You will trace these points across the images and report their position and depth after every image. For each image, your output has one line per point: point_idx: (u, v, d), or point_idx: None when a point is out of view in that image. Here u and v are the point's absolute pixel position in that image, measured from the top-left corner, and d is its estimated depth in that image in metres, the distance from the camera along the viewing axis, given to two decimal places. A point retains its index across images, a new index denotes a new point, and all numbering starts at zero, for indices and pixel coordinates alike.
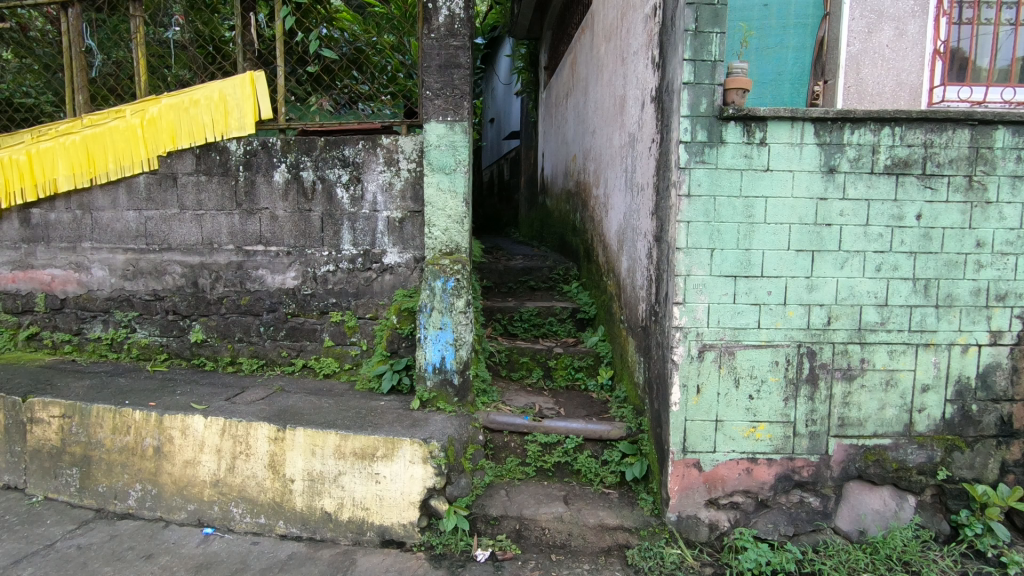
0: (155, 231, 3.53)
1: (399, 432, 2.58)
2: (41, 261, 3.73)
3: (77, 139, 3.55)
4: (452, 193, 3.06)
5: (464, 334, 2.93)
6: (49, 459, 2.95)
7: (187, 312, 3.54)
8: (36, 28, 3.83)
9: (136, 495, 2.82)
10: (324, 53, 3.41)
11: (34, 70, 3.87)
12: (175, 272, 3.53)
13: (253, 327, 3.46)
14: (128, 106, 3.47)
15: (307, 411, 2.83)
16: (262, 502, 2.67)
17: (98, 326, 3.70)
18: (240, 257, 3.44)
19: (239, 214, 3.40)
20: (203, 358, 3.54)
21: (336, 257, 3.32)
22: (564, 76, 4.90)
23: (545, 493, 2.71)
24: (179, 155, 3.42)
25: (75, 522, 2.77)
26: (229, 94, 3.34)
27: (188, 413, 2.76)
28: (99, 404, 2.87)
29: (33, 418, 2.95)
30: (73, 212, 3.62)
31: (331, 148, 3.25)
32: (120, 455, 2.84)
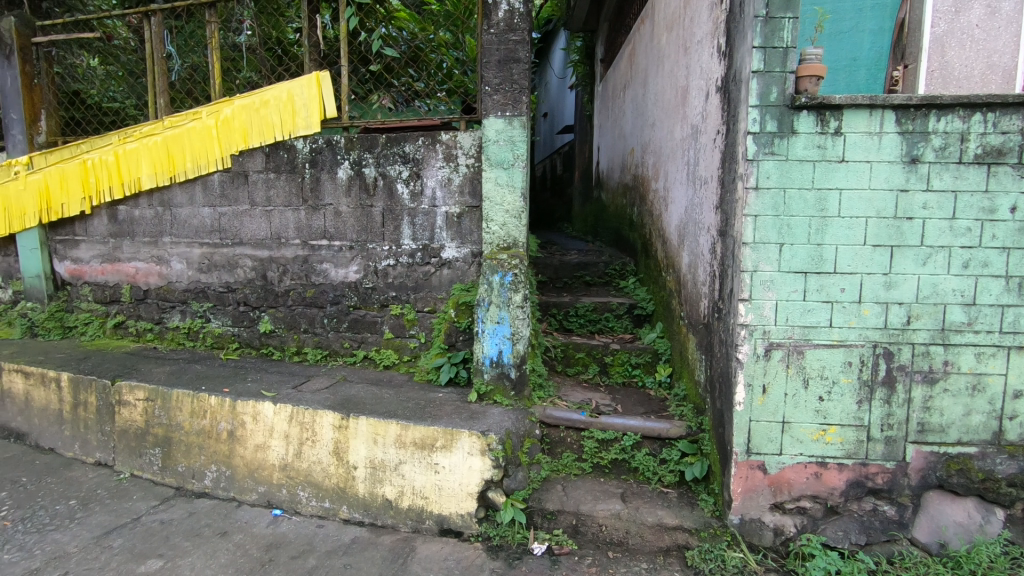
0: (228, 227, 3.72)
1: (458, 424, 2.61)
2: (127, 255, 4.00)
3: (159, 140, 3.77)
4: (510, 187, 3.08)
5: (521, 328, 2.94)
6: (135, 438, 3.17)
7: (256, 304, 3.72)
8: (121, 37, 4.11)
9: (212, 476, 2.99)
10: (386, 52, 3.49)
11: (118, 76, 4.16)
12: (246, 265, 3.70)
13: (318, 318, 3.60)
14: (204, 108, 3.65)
15: (369, 400, 2.92)
16: (327, 487, 2.78)
17: (177, 316, 3.94)
18: (306, 252, 3.57)
19: (305, 209, 3.53)
20: (271, 348, 3.71)
21: (396, 252, 3.41)
22: (621, 68, 4.82)
23: (602, 490, 2.69)
24: (250, 154, 3.58)
25: (158, 498, 2.97)
26: (297, 94, 3.46)
27: (258, 400, 2.90)
28: (178, 389, 3.05)
29: (120, 400, 3.18)
30: (155, 208, 3.87)
31: (392, 145, 3.33)
32: (197, 438, 3.02)
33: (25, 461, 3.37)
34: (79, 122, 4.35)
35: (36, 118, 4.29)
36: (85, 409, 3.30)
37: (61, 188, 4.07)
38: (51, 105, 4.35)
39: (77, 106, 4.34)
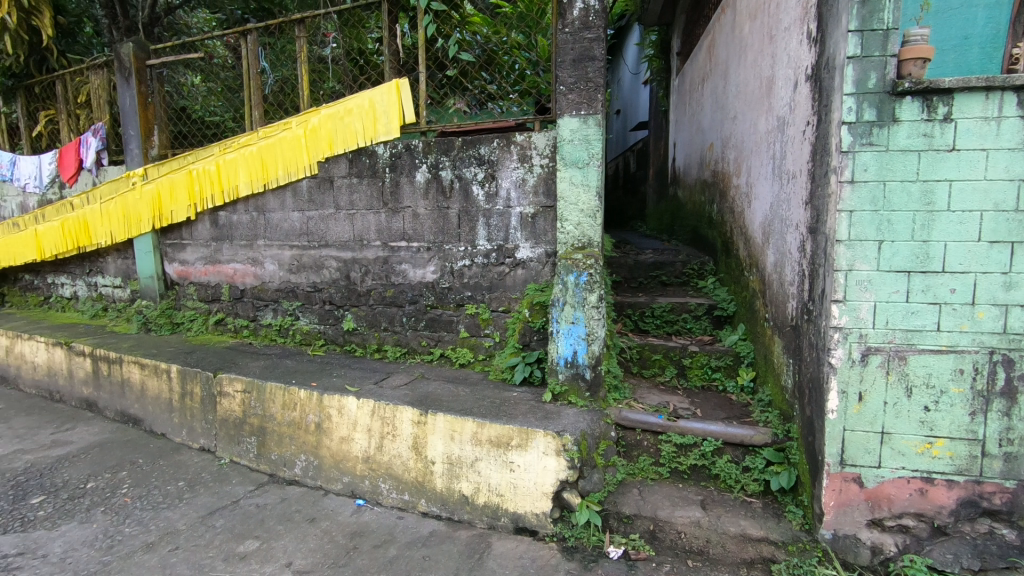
0: (315, 230, 3.94)
1: (533, 423, 2.62)
2: (227, 257, 4.32)
3: (253, 150, 4.03)
4: (586, 187, 3.05)
5: (597, 329, 2.91)
6: (234, 427, 3.42)
7: (341, 303, 3.91)
8: (220, 55, 4.44)
9: (302, 465, 3.17)
10: (462, 56, 3.56)
11: (218, 92, 4.51)
12: (331, 266, 3.90)
13: (397, 317, 3.73)
14: (294, 118, 3.88)
15: (446, 398, 2.99)
16: (406, 480, 2.87)
17: (269, 314, 4.21)
18: (386, 253, 3.71)
19: (385, 212, 3.67)
20: (354, 345, 3.89)
21: (471, 252, 3.47)
22: (699, 60, 4.66)
23: (680, 496, 2.61)
24: (335, 160, 3.77)
25: (254, 483, 3.19)
26: (378, 101, 3.59)
27: (343, 394, 3.04)
28: (272, 382, 3.26)
29: (221, 391, 3.44)
30: (251, 214, 4.16)
31: (467, 147, 3.39)
32: (288, 428, 3.21)
33: (142, 444, 3.72)
34: (185, 136, 4.75)
35: (150, 133, 4.72)
36: (191, 398, 3.60)
37: (170, 197, 4.45)
38: (162, 121, 4.77)
39: (184, 121, 4.74)
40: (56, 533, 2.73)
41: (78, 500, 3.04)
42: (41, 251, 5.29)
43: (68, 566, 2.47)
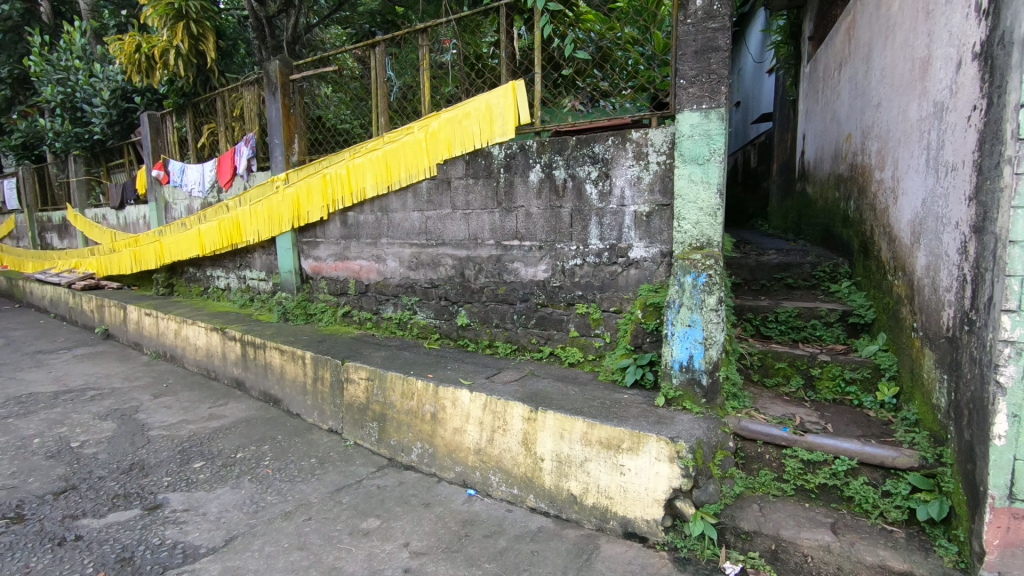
0: (433, 229, 4.13)
1: (646, 427, 2.56)
2: (354, 254, 4.67)
3: (379, 154, 4.30)
4: (706, 184, 2.92)
5: (716, 333, 2.78)
6: (359, 412, 3.68)
7: (455, 299, 4.07)
8: (351, 67, 4.78)
9: (418, 452, 3.35)
10: (578, 54, 3.55)
11: (349, 101, 4.88)
12: (448, 264, 4.08)
13: (508, 314, 3.81)
14: (416, 123, 4.09)
15: (556, 396, 3.01)
16: (516, 474, 2.93)
17: (390, 308, 4.49)
18: (499, 252, 3.81)
19: (499, 212, 3.76)
20: (467, 340, 4.03)
21: (583, 251, 3.45)
22: (836, 44, 4.27)
23: (807, 517, 2.42)
24: (453, 162, 3.93)
25: (375, 466, 3.42)
26: (495, 104, 3.69)
27: (457, 387, 3.16)
28: (392, 371, 3.48)
29: (348, 378, 3.72)
30: (375, 214, 4.46)
31: (581, 146, 3.38)
32: (406, 416, 3.40)
33: (280, 422, 4.12)
34: (320, 142, 5.18)
35: (291, 141, 5.22)
36: (322, 383, 3.93)
37: (307, 199, 4.89)
38: (301, 130, 5.24)
39: (319, 129, 5.18)
40: (213, 496, 3.10)
41: (229, 467, 3.44)
42: (202, 248, 6.03)
43: (222, 525, 2.80)
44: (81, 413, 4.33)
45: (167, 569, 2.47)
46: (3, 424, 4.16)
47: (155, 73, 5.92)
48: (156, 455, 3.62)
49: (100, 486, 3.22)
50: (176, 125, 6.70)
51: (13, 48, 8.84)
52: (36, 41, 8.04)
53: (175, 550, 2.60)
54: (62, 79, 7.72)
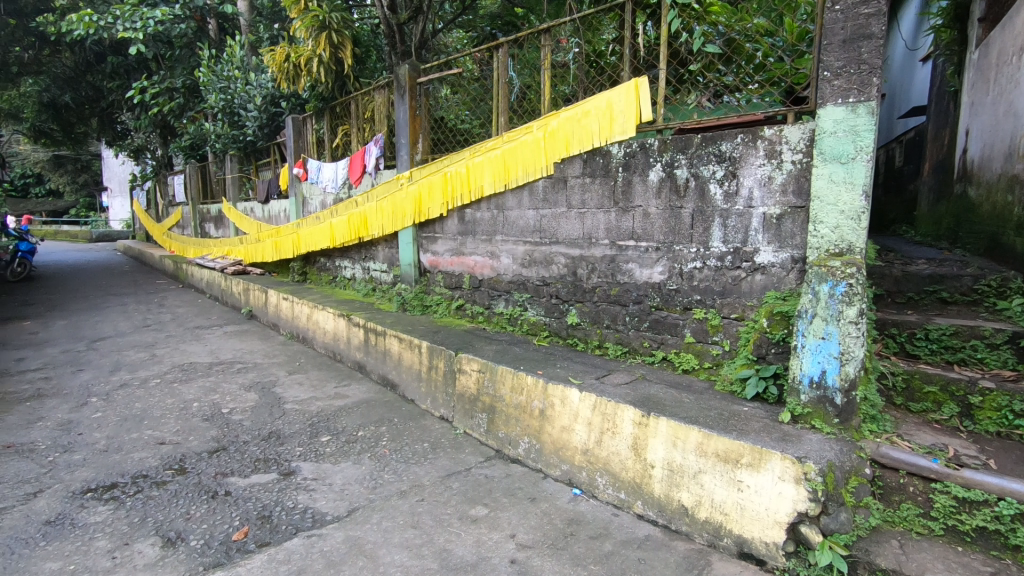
0: (547, 227, 4.17)
1: (769, 444, 2.40)
2: (469, 250, 4.85)
3: (498, 153, 4.40)
4: (849, 185, 2.67)
5: (855, 348, 2.54)
6: (469, 402, 3.81)
7: (566, 297, 4.07)
8: (473, 69, 4.94)
9: (525, 446, 3.40)
10: (707, 48, 3.38)
11: (470, 102, 5.05)
12: (560, 262, 4.10)
13: (620, 316, 3.75)
14: (535, 122, 4.12)
15: (669, 402, 2.91)
16: (624, 479, 2.87)
17: (502, 303, 4.60)
18: (614, 252, 3.75)
19: (616, 211, 3.71)
20: (576, 339, 4.01)
21: (704, 254, 3.30)
22: (1017, 24, 3.72)
23: (959, 562, 2.14)
24: (570, 160, 3.94)
25: (483, 455, 3.52)
26: (616, 102, 3.60)
27: (567, 386, 3.16)
28: (503, 366, 3.55)
29: (461, 368, 3.86)
30: (492, 211, 4.58)
31: (707, 144, 3.23)
32: (515, 410, 3.46)
33: (396, 405, 4.38)
34: (441, 142, 5.41)
35: (416, 141, 5.51)
36: (436, 371, 4.12)
37: (428, 196, 5.13)
38: (426, 130, 5.51)
39: (441, 130, 5.41)
40: (338, 468, 3.37)
41: (352, 443, 3.71)
42: (332, 240, 6.54)
43: (346, 496, 3.03)
44: (230, 383, 4.89)
45: (299, 531, 2.71)
46: (170, 388, 4.81)
47: (301, 80, 6.54)
48: (290, 426, 4.00)
49: (244, 450, 3.61)
50: (317, 127, 7.34)
51: (186, 61, 10.10)
52: (205, 55, 9.16)
53: (305, 515, 2.86)
54: (223, 87, 8.66)
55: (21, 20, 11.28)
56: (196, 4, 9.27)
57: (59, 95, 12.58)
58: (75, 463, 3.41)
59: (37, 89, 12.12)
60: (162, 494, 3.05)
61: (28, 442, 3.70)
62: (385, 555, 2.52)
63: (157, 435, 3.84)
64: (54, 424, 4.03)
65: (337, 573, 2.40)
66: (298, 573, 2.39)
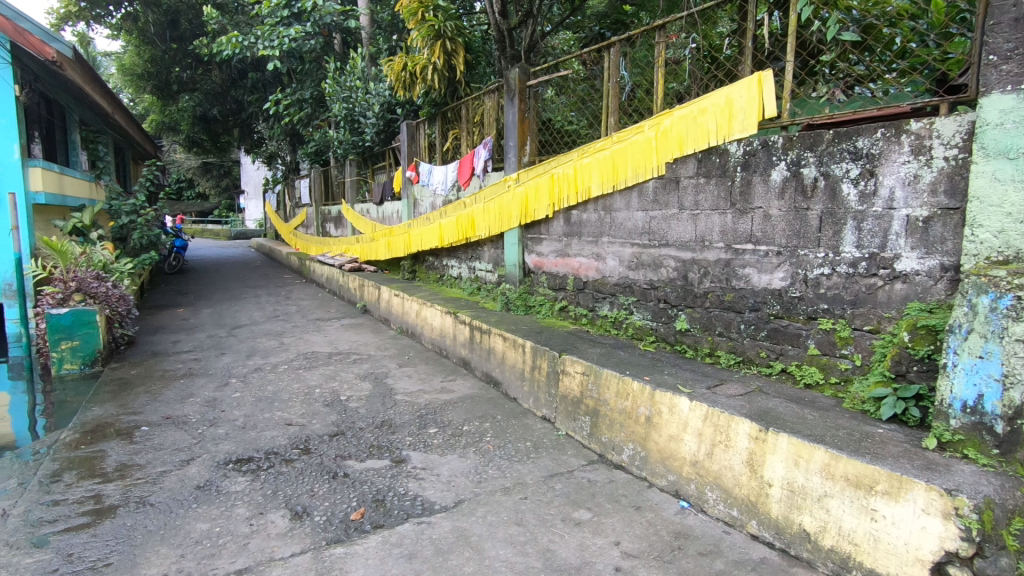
0: (657, 229, 4.06)
1: (911, 472, 2.16)
2: (575, 251, 4.85)
3: (607, 153, 4.35)
4: (1018, 183, 2.32)
5: (1021, 370, 2.19)
6: (572, 404, 3.80)
7: (675, 302, 3.94)
8: (583, 70, 4.93)
9: (629, 453, 3.33)
10: (844, 37, 3.10)
11: (579, 103, 5.04)
12: (670, 265, 3.97)
13: (734, 323, 3.56)
14: (647, 122, 4.02)
15: (790, 418, 2.71)
16: (737, 496, 2.72)
17: (607, 306, 4.55)
18: (729, 256, 3.57)
19: (732, 213, 3.53)
20: (685, 345, 3.86)
21: (833, 260, 3.05)
22: None
23: None
24: (683, 161, 3.80)
25: (586, 459, 3.50)
26: (736, 98, 3.42)
27: (676, 394, 3.04)
28: (608, 369, 3.49)
29: (564, 370, 3.85)
30: (599, 213, 4.55)
31: (840, 140, 2.98)
32: (619, 415, 3.39)
33: (499, 402, 4.47)
34: (549, 144, 5.44)
35: (524, 143, 5.56)
36: (539, 371, 4.14)
37: (535, 197, 5.17)
38: (534, 132, 5.55)
39: (548, 131, 5.45)
40: (445, 460, 3.50)
41: (458, 437, 3.84)
42: (441, 240, 6.79)
43: (453, 488, 3.14)
44: (347, 372, 5.26)
45: (410, 516, 2.85)
46: (296, 373, 5.26)
47: (416, 87, 6.87)
48: (401, 416, 4.22)
49: (360, 436, 3.86)
50: (428, 132, 7.72)
51: (315, 74, 10.98)
52: (331, 68, 9.91)
53: (415, 502, 2.99)
54: (346, 97, 9.34)
55: (180, 44, 13.16)
56: (325, 21, 9.90)
57: (209, 108, 14.17)
58: (219, 437, 3.83)
59: (192, 104, 13.83)
60: (290, 471, 3.34)
61: (182, 415, 4.21)
62: (491, 548, 2.58)
63: (286, 416, 4.21)
64: (202, 400, 4.56)
65: (446, 561, 2.48)
66: (409, 557, 2.51)
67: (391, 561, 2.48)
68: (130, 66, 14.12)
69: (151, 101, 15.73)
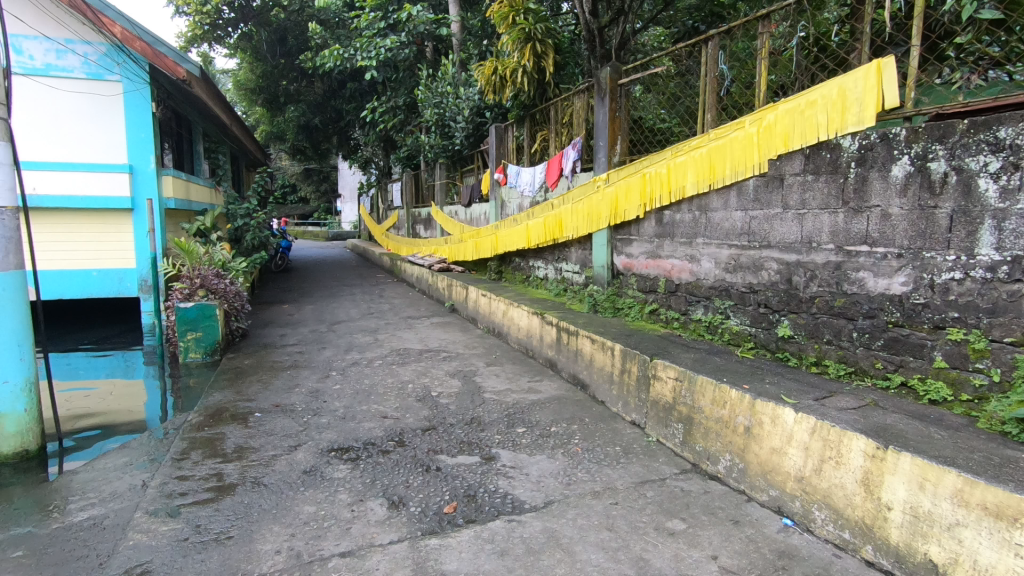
0: (757, 230, 3.86)
1: None
2: (667, 253, 4.73)
3: (704, 151, 4.19)
4: None
5: None
6: (664, 410, 3.69)
7: (778, 307, 3.72)
8: (679, 65, 4.79)
9: (726, 464, 3.18)
10: (983, 15, 2.82)
11: (673, 99, 4.89)
12: (772, 268, 3.76)
13: (845, 331, 3.30)
14: (748, 117, 3.83)
15: (913, 436, 2.47)
16: (850, 517, 2.52)
17: (701, 310, 4.39)
18: (840, 258, 3.32)
19: (845, 212, 3.28)
20: (788, 353, 3.64)
21: (966, 263, 2.75)
22: None
23: None
24: (789, 157, 3.59)
25: (678, 467, 3.39)
26: (850, 88, 3.16)
27: (780, 404, 2.86)
28: (704, 376, 3.36)
29: (656, 375, 3.75)
30: (693, 213, 4.40)
31: (978, 129, 2.67)
32: (716, 424, 3.25)
33: (587, 405, 4.43)
34: (641, 143, 5.32)
35: (614, 143, 5.46)
36: (629, 375, 4.06)
37: (626, 197, 5.07)
38: (624, 131, 5.44)
39: (639, 130, 5.34)
40: (534, 460, 3.52)
41: (546, 437, 3.85)
42: (528, 241, 6.84)
43: (542, 488, 3.15)
44: (438, 369, 5.43)
45: (501, 514, 2.89)
46: (390, 368, 5.50)
47: (506, 90, 6.97)
48: (490, 414, 4.29)
49: (451, 431, 3.97)
50: (516, 134, 7.82)
51: (408, 81, 11.48)
52: (423, 75, 10.28)
53: (506, 500, 3.03)
54: (438, 103, 9.64)
55: (288, 59, 14.18)
56: (418, 31, 10.27)
57: (312, 118, 15.15)
58: (323, 426, 4.08)
59: (297, 115, 14.86)
60: (387, 461, 3.49)
61: (290, 404, 4.53)
62: (582, 552, 2.56)
63: (382, 409, 4.41)
64: (306, 390, 4.88)
65: (537, 560, 2.49)
66: (501, 553, 2.55)
67: (484, 556, 2.52)
68: (245, 82, 15.39)
69: (261, 113, 17.08)
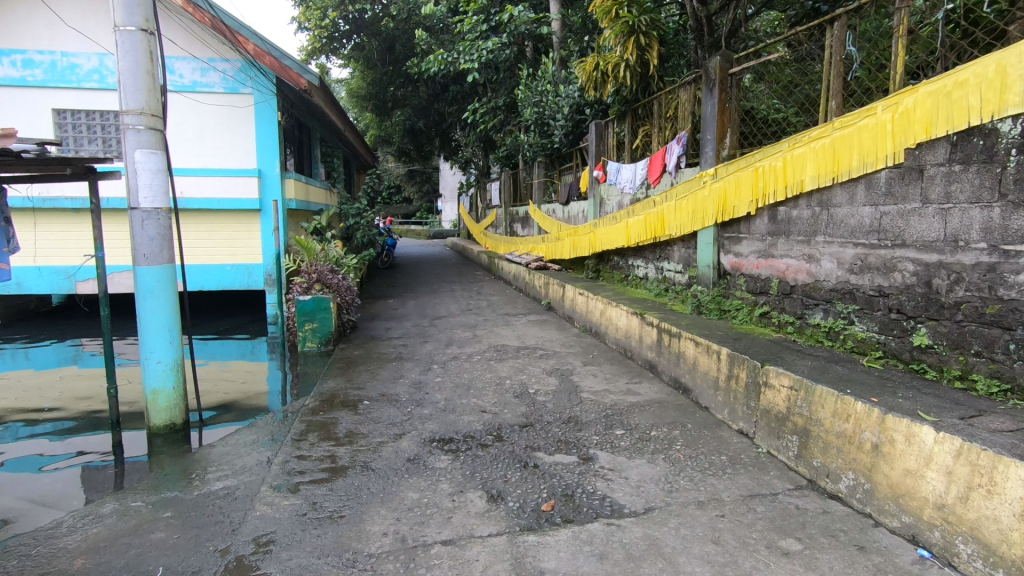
0: (889, 227, 3.49)
1: None
2: (781, 252, 4.43)
3: (827, 142, 3.85)
4: None
5: None
6: (776, 420, 3.44)
7: (913, 313, 3.35)
8: (799, 50, 4.45)
9: (849, 483, 2.90)
10: None
11: (791, 86, 4.55)
12: (907, 269, 3.38)
13: (999, 342, 2.89)
14: (882, 102, 3.46)
15: None
16: (1005, 555, 2.20)
17: (819, 314, 4.08)
18: (994, 258, 2.91)
19: (1001, 206, 2.87)
20: (925, 365, 3.26)
21: None
22: None
23: None
24: (931, 146, 3.21)
25: (792, 483, 3.14)
26: (1011, 65, 2.74)
27: (916, 422, 2.56)
28: (823, 386, 3.09)
29: (768, 382, 3.50)
30: (813, 209, 4.08)
31: None
32: (837, 439, 2.98)
33: (690, 411, 4.25)
34: (754, 135, 5.03)
35: (724, 136, 5.15)
36: (736, 381, 3.83)
37: (735, 193, 4.80)
38: (735, 122, 5.14)
39: (751, 122, 5.06)
40: (633, 463, 3.43)
41: (645, 441, 3.74)
42: (627, 239, 6.69)
43: (642, 493, 3.06)
44: (535, 366, 5.46)
45: (600, 516, 2.84)
46: (488, 364, 5.61)
47: (607, 86, 6.84)
48: (587, 414, 4.24)
49: (548, 429, 3.97)
50: (617, 130, 7.70)
51: (508, 82, 11.69)
52: (524, 74, 10.41)
53: (605, 502, 2.97)
54: (537, 101, 9.71)
55: (395, 66, 14.93)
56: (519, 31, 10.39)
57: (416, 121, 15.84)
58: (425, 416, 4.25)
59: (403, 118, 15.61)
60: (486, 455, 3.56)
61: (395, 394, 4.76)
62: (686, 564, 2.45)
63: (480, 403, 4.51)
64: (410, 381, 5.12)
65: (638, 567, 2.42)
66: (600, 557, 2.50)
67: (583, 558, 2.49)
68: (357, 89, 16.39)
69: (371, 118, 18.12)
